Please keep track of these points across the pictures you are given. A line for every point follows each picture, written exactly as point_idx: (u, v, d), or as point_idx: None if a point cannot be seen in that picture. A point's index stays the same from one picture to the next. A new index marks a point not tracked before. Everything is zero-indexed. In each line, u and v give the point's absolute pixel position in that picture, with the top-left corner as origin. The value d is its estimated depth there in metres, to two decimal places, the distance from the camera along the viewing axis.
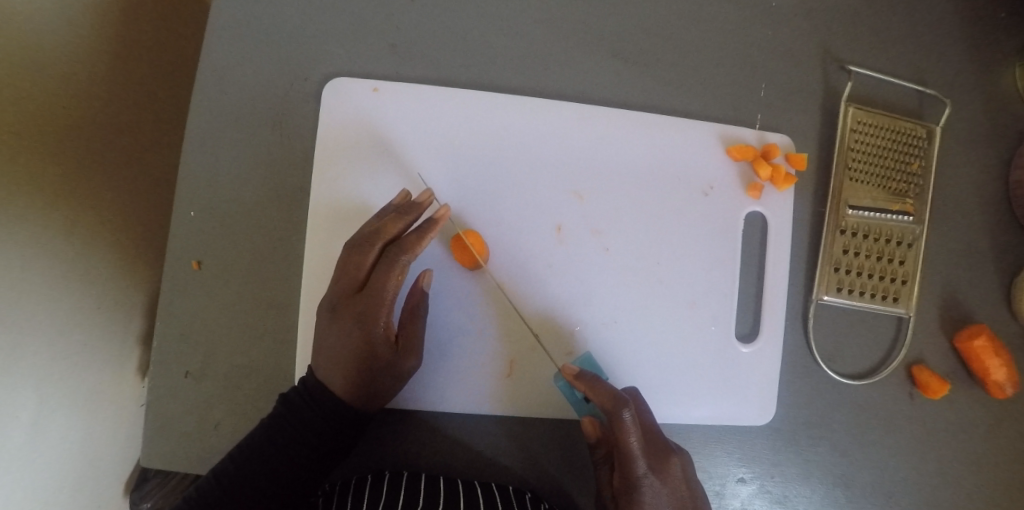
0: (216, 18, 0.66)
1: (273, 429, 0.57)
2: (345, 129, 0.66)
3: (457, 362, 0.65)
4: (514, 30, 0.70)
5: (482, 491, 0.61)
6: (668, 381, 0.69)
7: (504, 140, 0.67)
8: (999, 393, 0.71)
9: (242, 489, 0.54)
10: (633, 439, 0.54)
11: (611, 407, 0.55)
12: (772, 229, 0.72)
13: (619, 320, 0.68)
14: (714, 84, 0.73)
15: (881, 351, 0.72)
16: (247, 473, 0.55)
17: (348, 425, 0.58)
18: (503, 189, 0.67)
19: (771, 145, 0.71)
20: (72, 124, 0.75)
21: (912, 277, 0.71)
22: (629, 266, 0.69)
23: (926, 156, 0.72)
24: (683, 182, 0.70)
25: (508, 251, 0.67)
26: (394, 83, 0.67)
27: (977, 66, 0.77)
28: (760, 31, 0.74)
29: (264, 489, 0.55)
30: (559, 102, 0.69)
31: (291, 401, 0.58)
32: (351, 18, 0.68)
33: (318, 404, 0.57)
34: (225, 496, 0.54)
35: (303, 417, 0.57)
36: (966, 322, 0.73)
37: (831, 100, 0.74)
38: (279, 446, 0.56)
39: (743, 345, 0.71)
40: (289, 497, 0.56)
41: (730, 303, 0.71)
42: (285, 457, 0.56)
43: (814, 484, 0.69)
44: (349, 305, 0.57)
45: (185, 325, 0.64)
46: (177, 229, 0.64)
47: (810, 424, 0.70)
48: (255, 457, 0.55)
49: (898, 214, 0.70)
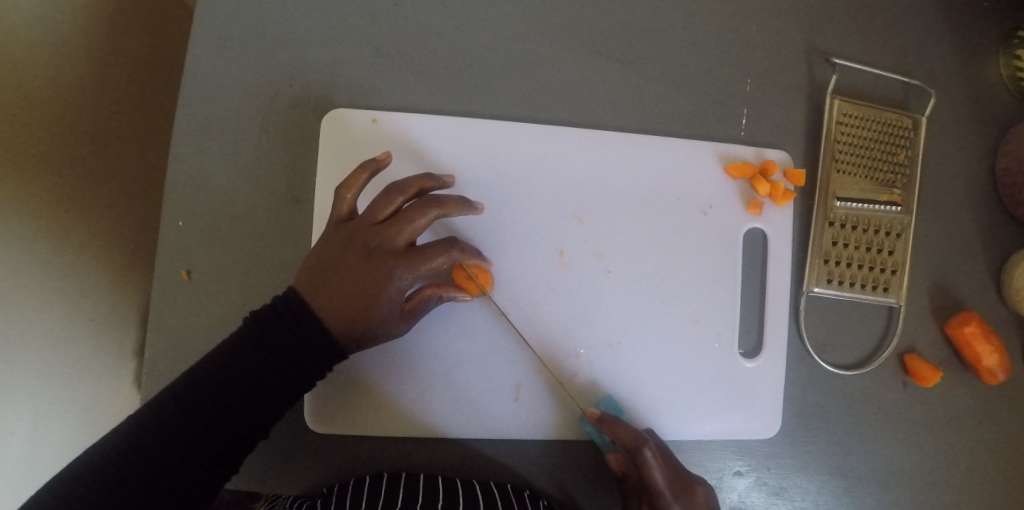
0: (198, 26, 0.66)
1: (243, 347, 0.52)
2: (346, 161, 0.66)
3: (464, 388, 0.65)
4: (501, 32, 0.70)
5: (480, 489, 0.62)
6: (677, 399, 0.69)
7: (505, 165, 0.67)
8: (990, 379, 0.71)
9: (203, 407, 0.49)
10: (655, 473, 0.58)
11: (634, 446, 0.59)
12: (771, 243, 0.72)
13: (626, 342, 0.68)
14: (700, 79, 0.73)
15: (872, 341, 0.73)
16: (212, 391, 0.50)
17: (322, 355, 0.54)
18: (507, 214, 0.67)
19: (769, 162, 0.71)
20: (60, 128, 0.74)
21: (901, 267, 0.71)
22: (633, 285, 0.69)
23: (913, 146, 0.72)
24: (681, 199, 0.70)
25: (511, 275, 0.66)
26: (392, 113, 0.67)
27: (962, 55, 0.77)
28: (744, 25, 0.74)
29: (226, 404, 0.50)
30: (556, 126, 0.69)
31: (264, 319, 0.54)
32: (336, 23, 0.68)
33: (299, 328, 0.54)
34: (179, 408, 0.48)
35: (276, 335, 0.53)
36: (957, 309, 0.73)
37: (817, 93, 0.75)
38: (244, 358, 0.52)
39: (747, 361, 0.70)
40: (253, 420, 0.51)
41: (732, 320, 0.71)
42: (254, 378, 0.51)
43: (810, 475, 0.70)
44: (384, 257, 0.56)
45: (175, 336, 0.63)
46: (166, 240, 0.64)
47: (804, 417, 0.71)
48: (224, 372, 0.51)
49: (886, 205, 0.70)
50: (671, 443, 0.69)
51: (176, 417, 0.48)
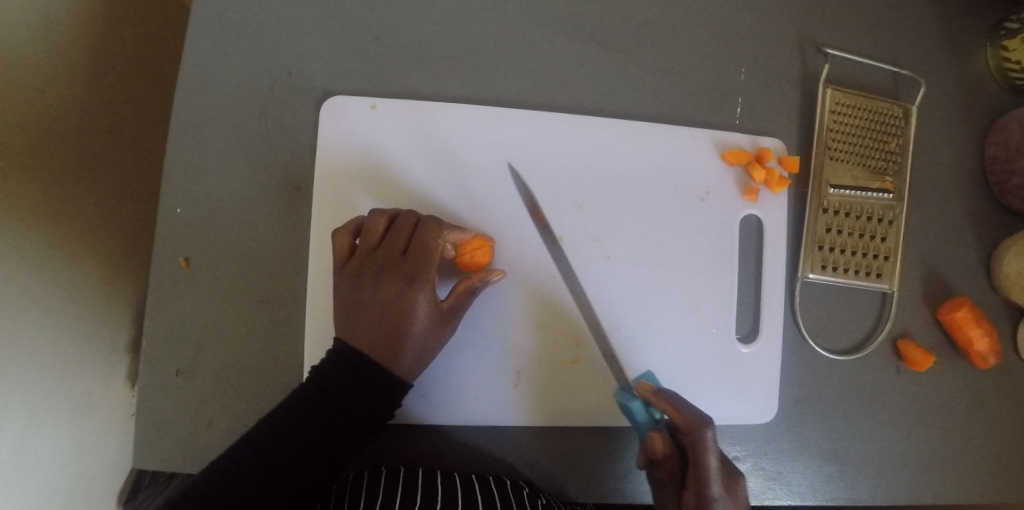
0: (196, 13, 0.66)
1: (310, 400, 0.55)
2: (345, 147, 0.66)
3: (462, 376, 0.65)
4: (498, 20, 0.70)
5: (476, 482, 0.62)
6: (674, 384, 0.69)
7: (503, 151, 0.68)
8: (982, 363, 0.72)
9: (279, 458, 0.53)
10: (712, 457, 0.53)
11: (694, 426, 0.55)
12: (768, 231, 0.73)
13: (624, 326, 0.69)
14: (695, 68, 0.74)
15: (865, 326, 0.74)
16: (285, 443, 0.54)
17: (382, 389, 0.57)
18: (505, 201, 0.67)
19: (764, 149, 0.72)
20: (55, 112, 0.73)
21: (894, 253, 0.72)
22: (632, 271, 0.69)
23: (903, 135, 0.74)
24: (679, 188, 0.71)
25: (512, 263, 0.67)
26: (392, 100, 0.67)
27: (950, 46, 0.79)
28: (738, 16, 0.75)
29: (302, 457, 0.54)
30: (555, 112, 0.69)
31: (325, 370, 0.57)
32: (334, 11, 0.68)
33: (356, 372, 0.56)
34: (260, 463, 0.53)
35: (339, 385, 0.56)
36: (948, 295, 0.75)
37: (809, 82, 0.76)
38: (314, 412, 0.55)
39: (743, 345, 0.71)
40: (324, 469, 0.55)
41: (730, 305, 0.71)
42: (320, 428, 0.55)
43: (807, 460, 0.70)
44: (395, 272, 0.58)
45: (174, 323, 0.63)
46: (164, 226, 0.63)
47: (800, 402, 0.72)
48: (293, 423, 0.54)
49: (878, 192, 0.72)
50: None
51: (258, 471, 0.53)
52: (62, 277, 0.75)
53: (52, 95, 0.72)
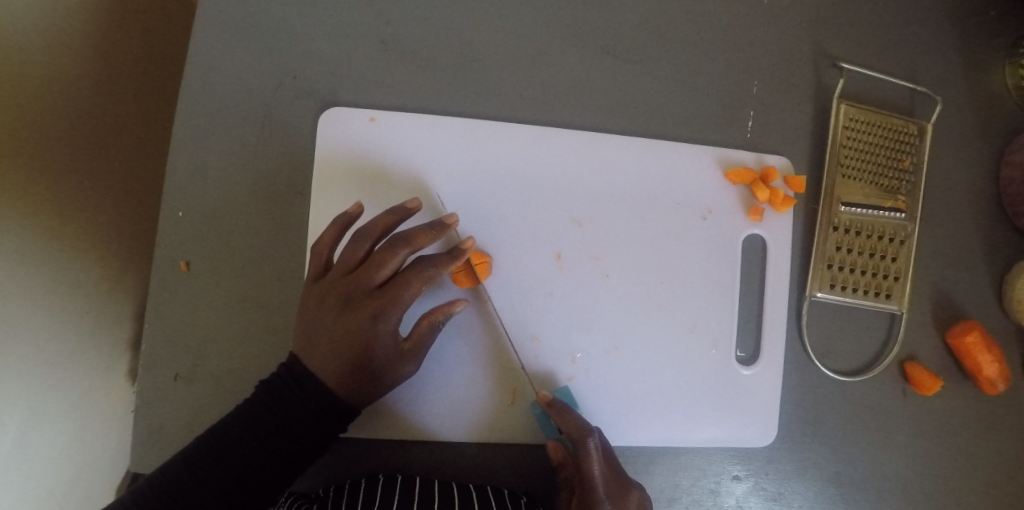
0: (202, 14, 0.65)
1: (251, 416, 0.54)
2: (341, 160, 0.65)
3: (457, 391, 0.64)
4: (509, 27, 0.69)
5: (474, 491, 0.61)
6: (672, 405, 0.68)
7: (505, 164, 0.67)
8: (990, 389, 0.71)
9: (213, 477, 0.51)
10: (594, 464, 0.54)
11: (577, 435, 0.56)
12: (772, 251, 0.71)
13: (622, 346, 0.68)
14: (707, 80, 0.72)
15: (873, 348, 0.73)
16: (224, 458, 0.51)
17: (326, 411, 0.55)
18: (503, 215, 0.66)
19: (767, 168, 0.70)
20: (47, 106, 0.73)
21: (904, 274, 0.71)
22: (631, 290, 0.68)
23: (918, 152, 0.72)
24: (683, 205, 0.70)
25: (508, 282, 0.66)
26: (390, 113, 0.66)
27: (969, 64, 0.77)
28: (753, 27, 0.74)
29: (240, 471, 0.51)
30: (557, 130, 0.68)
31: (272, 386, 0.55)
32: (343, 15, 0.67)
33: (301, 388, 0.55)
34: (198, 482, 0.50)
35: (280, 421, 0.54)
36: (958, 318, 0.73)
37: (823, 97, 0.74)
38: (255, 430, 0.53)
39: (743, 368, 0.70)
40: (266, 488, 0.52)
41: (729, 325, 0.70)
42: (252, 468, 0.52)
43: (808, 481, 0.70)
44: (360, 305, 0.56)
45: (172, 327, 0.62)
46: (164, 229, 0.63)
47: (804, 423, 0.71)
48: (221, 464, 0.51)
49: (889, 211, 0.70)
50: (672, 449, 0.68)
51: (194, 490, 0.50)
52: (61, 279, 0.74)
53: (50, 88, 0.73)
